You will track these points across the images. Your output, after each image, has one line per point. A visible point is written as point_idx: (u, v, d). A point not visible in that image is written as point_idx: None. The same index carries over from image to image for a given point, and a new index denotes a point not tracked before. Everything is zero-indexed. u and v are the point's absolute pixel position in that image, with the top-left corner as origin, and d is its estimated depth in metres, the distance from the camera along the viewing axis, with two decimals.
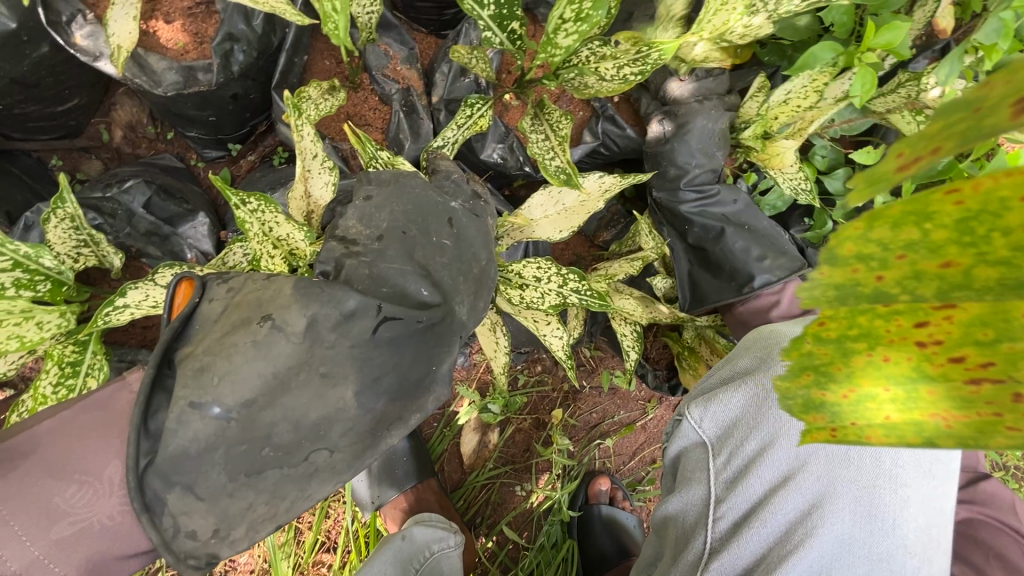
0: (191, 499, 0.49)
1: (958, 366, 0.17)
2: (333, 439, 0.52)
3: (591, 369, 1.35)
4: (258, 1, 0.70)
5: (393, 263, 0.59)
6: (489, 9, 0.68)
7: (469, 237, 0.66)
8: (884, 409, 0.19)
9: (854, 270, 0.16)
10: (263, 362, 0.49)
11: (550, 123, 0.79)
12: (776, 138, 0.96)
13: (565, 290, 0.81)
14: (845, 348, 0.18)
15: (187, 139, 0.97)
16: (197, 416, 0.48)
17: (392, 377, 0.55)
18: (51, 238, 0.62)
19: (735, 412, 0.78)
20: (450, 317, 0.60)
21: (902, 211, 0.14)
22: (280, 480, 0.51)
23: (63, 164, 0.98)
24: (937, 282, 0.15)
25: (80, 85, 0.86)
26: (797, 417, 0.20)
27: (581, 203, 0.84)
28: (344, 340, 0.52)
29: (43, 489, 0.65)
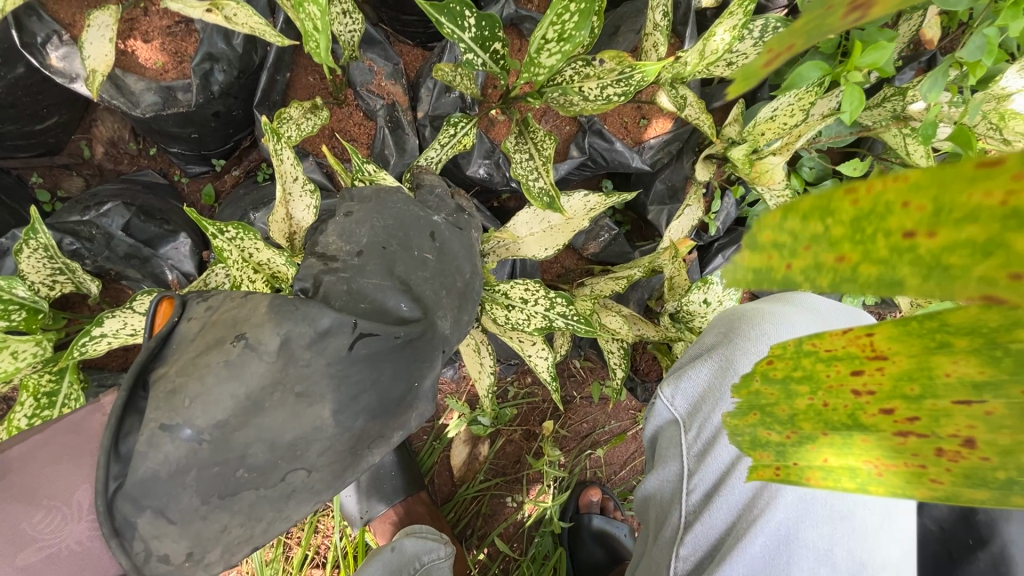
0: (163, 524, 0.47)
1: (887, 419, 0.18)
2: (310, 458, 0.50)
3: (582, 379, 1.35)
4: (236, 23, 0.69)
5: (372, 277, 0.57)
6: (470, 31, 0.67)
7: (451, 251, 0.65)
8: (821, 451, 0.20)
9: (767, 257, 0.13)
10: (235, 383, 0.48)
11: (533, 142, 0.78)
12: (763, 155, 0.94)
13: (552, 313, 0.81)
14: (789, 389, 0.20)
15: (170, 156, 0.96)
16: (169, 439, 0.47)
17: (372, 395, 0.53)
18: (23, 268, 0.61)
19: (702, 386, 0.76)
20: (429, 331, 0.58)
21: (814, 199, 0.13)
22: (256, 502, 0.49)
23: (43, 181, 0.97)
24: (832, 277, 0.14)
25: (59, 103, 0.85)
26: (747, 454, 0.22)
27: (566, 221, 0.84)
28: (319, 358, 0.50)
29: (9, 515, 0.65)
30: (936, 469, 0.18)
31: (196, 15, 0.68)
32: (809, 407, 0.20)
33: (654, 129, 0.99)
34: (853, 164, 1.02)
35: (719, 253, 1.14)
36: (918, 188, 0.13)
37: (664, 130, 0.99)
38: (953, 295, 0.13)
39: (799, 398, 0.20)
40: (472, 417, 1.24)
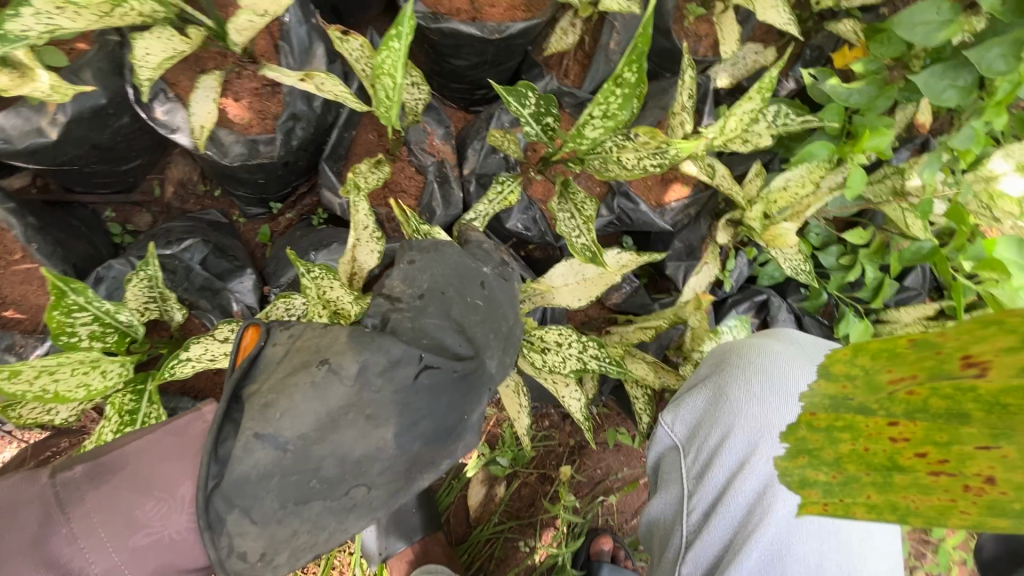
0: (247, 524, 0.49)
1: (922, 460, 0.30)
2: (372, 476, 0.51)
3: (597, 426, 1.39)
4: (323, 90, 0.80)
5: (433, 316, 0.59)
6: (530, 107, 0.77)
7: (499, 300, 0.64)
8: (866, 489, 0.31)
9: (843, 386, 0.32)
10: (318, 402, 0.50)
11: (574, 204, 0.86)
12: (776, 221, 1.04)
13: (585, 356, 0.87)
14: (831, 438, 0.33)
15: (233, 198, 1.05)
16: (261, 446, 0.48)
17: (428, 423, 0.54)
18: (129, 295, 0.66)
19: (698, 412, 0.79)
20: (482, 371, 0.58)
21: (879, 350, 0.31)
22: (323, 512, 0.50)
23: (116, 216, 1.05)
24: (908, 408, 0.30)
25: (145, 148, 0.94)
26: (798, 492, 0.34)
27: (600, 275, 0.88)
28: (388, 385, 0.52)
29: (124, 503, 0.61)
30: (959, 504, 0.28)
31: (291, 82, 0.78)
32: (851, 449, 0.32)
33: (674, 194, 1.08)
34: (857, 233, 1.13)
35: (733, 309, 1.20)
36: (950, 386, 0.29)
37: (684, 195, 1.09)
38: (953, 414, 0.29)
39: (842, 443, 0.32)
40: (491, 457, 1.28)
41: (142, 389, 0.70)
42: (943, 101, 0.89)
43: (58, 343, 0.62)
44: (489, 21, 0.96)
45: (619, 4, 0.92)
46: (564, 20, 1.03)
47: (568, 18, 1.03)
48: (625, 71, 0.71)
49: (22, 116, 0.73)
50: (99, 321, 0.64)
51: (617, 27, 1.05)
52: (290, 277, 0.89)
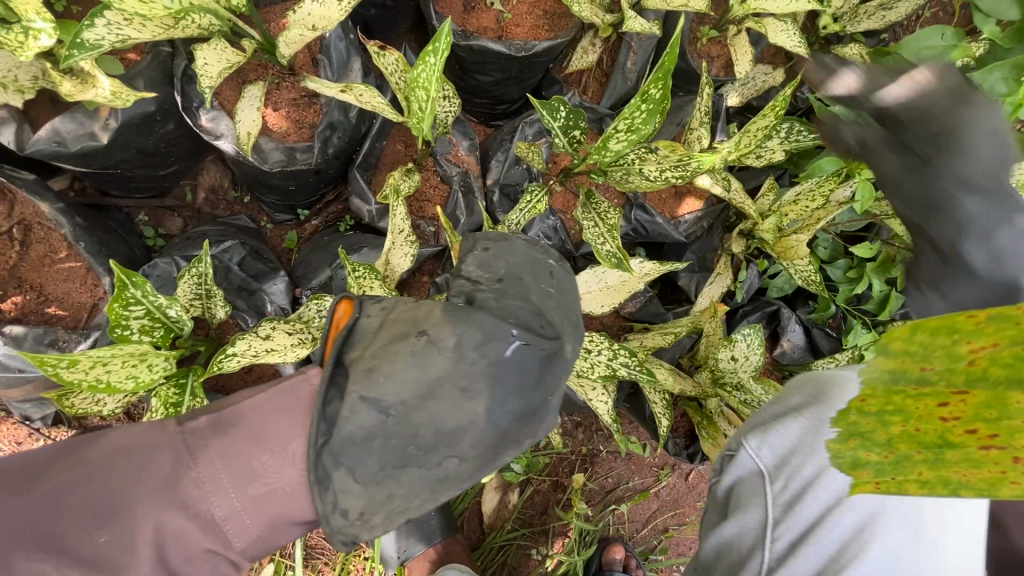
0: (350, 483, 0.54)
1: (972, 436, 0.26)
2: (463, 447, 0.55)
3: (609, 435, 1.40)
4: (362, 101, 0.84)
5: (516, 300, 0.63)
6: (559, 120, 0.82)
7: (570, 289, 0.67)
8: (919, 465, 0.27)
9: (901, 362, 0.27)
10: (418, 370, 0.55)
11: (598, 213, 0.89)
12: (787, 233, 1.08)
13: (615, 363, 0.84)
14: (882, 419, 0.28)
15: (262, 204, 1.09)
16: (367, 408, 0.54)
17: (517, 400, 0.57)
18: (180, 290, 0.69)
19: (794, 437, 0.67)
20: (566, 354, 0.62)
21: (938, 324, 0.27)
22: (418, 477, 0.55)
23: (149, 219, 1.08)
24: (967, 383, 0.26)
25: (183, 155, 0.97)
26: (848, 474, 0.29)
27: (622, 282, 0.92)
28: (482, 359, 0.56)
29: (241, 454, 0.56)
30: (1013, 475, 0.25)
31: (332, 94, 0.82)
32: (903, 429, 0.27)
33: (688, 207, 1.12)
34: (865, 246, 1.17)
35: (744, 319, 1.24)
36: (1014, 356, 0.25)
37: (696, 208, 1.12)
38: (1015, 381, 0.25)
39: (892, 424, 0.27)
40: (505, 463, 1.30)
41: (184, 383, 0.72)
42: None
43: (112, 336, 0.66)
44: (515, 39, 1.00)
45: (641, 25, 0.97)
46: (585, 39, 1.06)
47: (589, 38, 1.06)
48: (651, 87, 0.76)
49: (77, 121, 0.76)
50: (151, 316, 0.67)
51: (634, 47, 1.09)
52: (321, 279, 0.92)
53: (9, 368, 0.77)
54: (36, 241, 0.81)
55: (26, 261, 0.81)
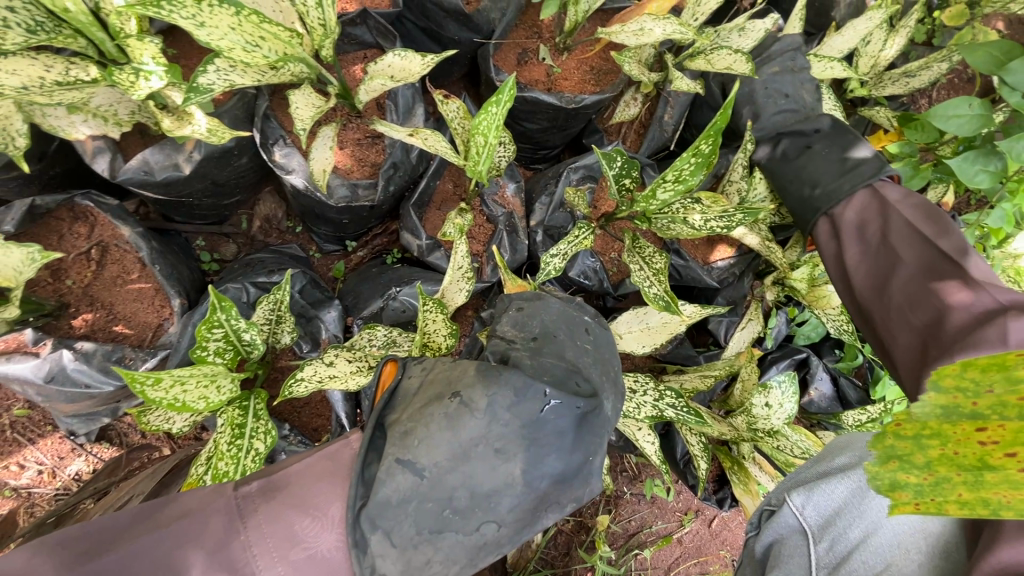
0: (388, 548, 0.50)
1: (1011, 457, 0.30)
2: (501, 512, 0.52)
3: (633, 476, 1.40)
4: (426, 144, 0.89)
5: (550, 357, 0.64)
6: (615, 168, 0.92)
7: (606, 345, 0.71)
8: (958, 488, 0.32)
9: (955, 396, 0.32)
10: (451, 433, 0.52)
11: (643, 257, 0.94)
12: (820, 284, 1.12)
13: (661, 404, 0.85)
14: (920, 441, 0.34)
15: (313, 234, 1.14)
16: (401, 471, 0.51)
17: (556, 460, 0.54)
18: (256, 314, 0.74)
19: (839, 501, 0.70)
20: (596, 411, 0.59)
21: (988, 362, 0.31)
22: (456, 545, 0.51)
23: (205, 244, 1.13)
24: (1018, 410, 0.30)
25: (246, 186, 1.03)
26: (888, 495, 0.35)
27: (664, 323, 0.94)
28: (516, 420, 0.53)
29: (283, 518, 0.55)
30: None
31: (400, 137, 0.87)
32: (940, 453, 0.33)
33: (720, 254, 1.15)
34: None
35: (772, 365, 1.25)
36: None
37: (729, 255, 1.15)
38: None
39: (932, 448, 0.33)
40: None
41: (246, 405, 0.75)
42: (975, 182, 0.98)
43: (190, 357, 0.69)
44: (564, 91, 1.06)
45: (687, 84, 1.03)
46: (628, 94, 1.12)
47: (632, 92, 1.11)
48: (702, 142, 0.81)
49: (165, 153, 0.82)
50: (227, 338, 0.70)
51: (672, 102, 1.16)
52: (373, 308, 0.95)
53: (75, 384, 0.79)
54: (110, 262, 0.85)
55: (99, 280, 0.85)
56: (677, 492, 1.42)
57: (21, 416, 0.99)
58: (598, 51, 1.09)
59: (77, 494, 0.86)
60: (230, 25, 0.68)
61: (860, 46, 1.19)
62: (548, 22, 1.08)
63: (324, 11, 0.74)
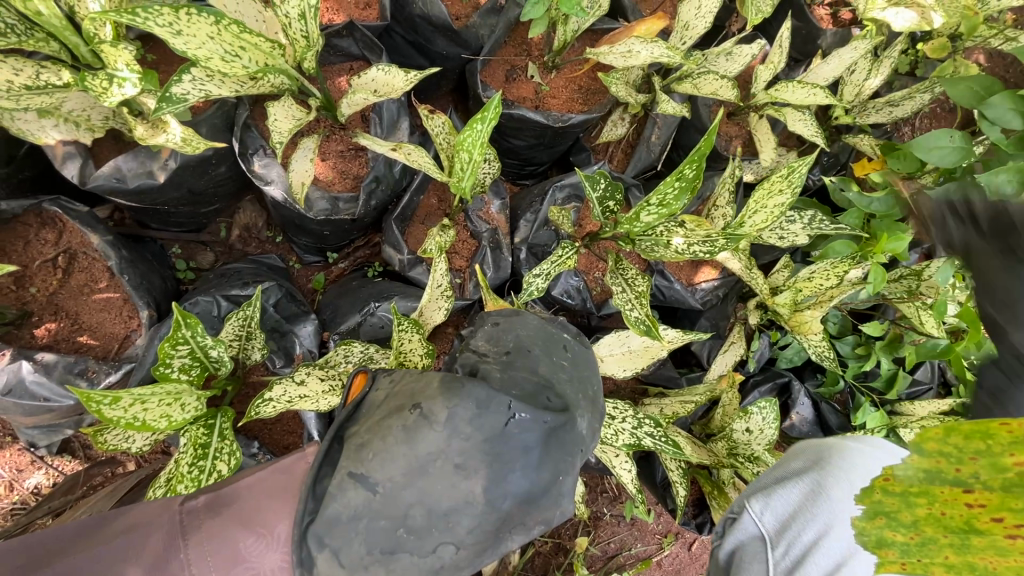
0: (335, 567, 0.49)
1: (997, 523, 0.30)
2: (459, 533, 0.50)
3: (614, 497, 1.38)
4: (409, 159, 0.88)
5: (521, 370, 0.63)
6: (598, 191, 0.92)
7: (584, 361, 0.69)
8: (944, 549, 0.31)
9: (939, 461, 0.32)
10: (408, 447, 0.51)
11: (626, 279, 0.93)
12: (802, 310, 1.12)
13: (639, 432, 0.84)
14: (909, 499, 0.33)
15: (293, 244, 1.12)
16: (354, 486, 0.50)
17: (520, 478, 0.52)
18: (225, 330, 0.72)
19: (796, 505, 0.64)
20: (568, 433, 0.57)
21: (971, 429, 0.31)
22: (410, 567, 0.49)
23: (181, 252, 1.10)
24: (1006, 480, 0.30)
25: (224, 195, 1.00)
26: (873, 553, 0.33)
27: (646, 347, 0.93)
28: (478, 433, 0.51)
29: (227, 535, 0.54)
30: None
31: (382, 151, 0.86)
32: (927, 513, 0.32)
33: (704, 276, 1.15)
34: (875, 325, 1.20)
35: (754, 389, 1.24)
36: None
37: (714, 276, 1.15)
38: None
39: (918, 506, 0.32)
40: None
41: (212, 424, 0.72)
42: None
43: (154, 374, 0.66)
44: (552, 109, 1.06)
45: (674, 107, 1.03)
46: (616, 114, 1.12)
47: (620, 111, 1.11)
48: (687, 167, 0.80)
49: (138, 160, 0.79)
50: (193, 355, 0.68)
51: (660, 123, 1.16)
52: (350, 324, 0.93)
53: (33, 397, 0.76)
54: (78, 270, 0.83)
55: (65, 289, 0.82)
56: (657, 514, 1.41)
57: None
58: (587, 70, 1.08)
59: (33, 512, 0.83)
60: (209, 34, 0.67)
61: (845, 74, 1.21)
62: (538, 41, 1.08)
63: (306, 24, 0.73)
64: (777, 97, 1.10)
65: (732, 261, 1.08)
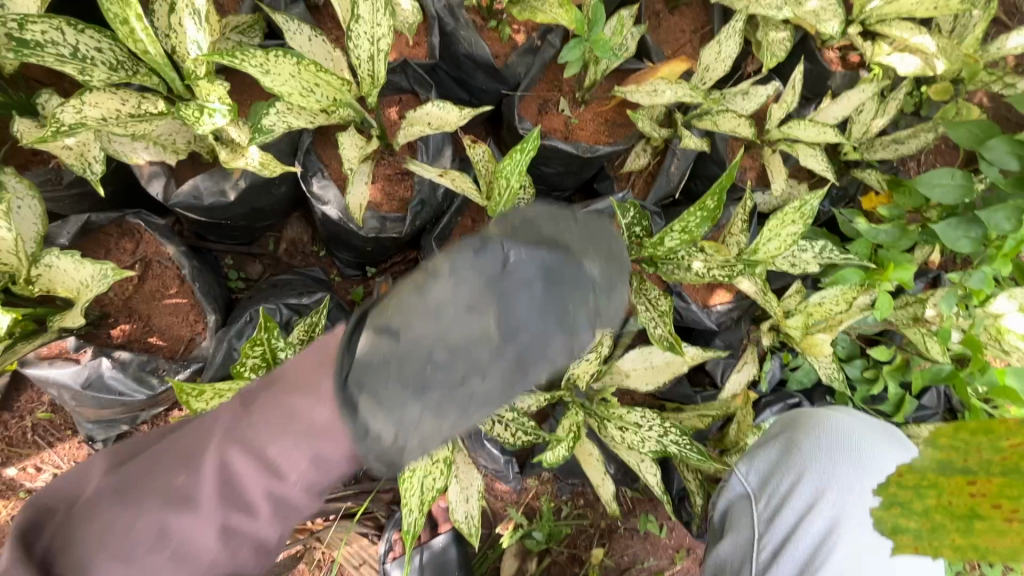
0: (372, 406, 0.52)
1: (990, 505, 0.53)
2: (483, 363, 0.56)
3: (627, 510, 1.42)
4: (455, 184, 0.96)
5: (523, 232, 0.64)
6: (627, 217, 0.99)
7: (595, 226, 0.69)
8: (952, 535, 0.53)
9: (949, 456, 0.58)
10: (421, 295, 0.56)
11: (649, 300, 0.99)
12: (813, 333, 1.19)
13: (665, 440, 0.90)
14: (918, 491, 0.57)
15: (336, 259, 1.20)
16: (371, 336, 0.54)
17: (529, 312, 0.59)
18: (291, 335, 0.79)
19: (772, 462, 0.86)
20: (577, 266, 0.63)
21: (949, 431, 0.58)
22: (445, 398, 0.55)
23: (232, 263, 1.19)
24: (985, 485, 0.54)
25: (278, 212, 1.09)
26: (898, 539, 0.56)
27: (667, 364, 0.98)
28: (480, 276, 0.58)
29: (287, 401, 0.53)
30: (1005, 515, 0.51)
31: (430, 176, 0.94)
32: (933, 503, 0.55)
33: (719, 298, 1.22)
34: (881, 350, 1.26)
35: (767, 409, 1.30)
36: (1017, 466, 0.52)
37: (727, 299, 1.22)
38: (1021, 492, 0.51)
39: (928, 497, 0.56)
40: (527, 530, 1.33)
41: None
42: (957, 247, 1.07)
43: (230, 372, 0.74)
44: (580, 141, 1.14)
45: (696, 142, 1.11)
46: (638, 146, 1.19)
47: (643, 145, 1.18)
48: (711, 197, 0.89)
49: (213, 180, 0.88)
50: (263, 357, 0.75)
51: (678, 155, 1.22)
52: None
53: (110, 391, 0.84)
54: (152, 277, 0.90)
55: (139, 294, 0.90)
56: (670, 529, 1.44)
57: (43, 419, 1.03)
58: (613, 106, 1.17)
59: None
60: (292, 72, 0.76)
61: (853, 114, 1.29)
62: (568, 78, 1.17)
63: (374, 63, 0.81)
64: (790, 134, 1.18)
65: (747, 285, 1.15)
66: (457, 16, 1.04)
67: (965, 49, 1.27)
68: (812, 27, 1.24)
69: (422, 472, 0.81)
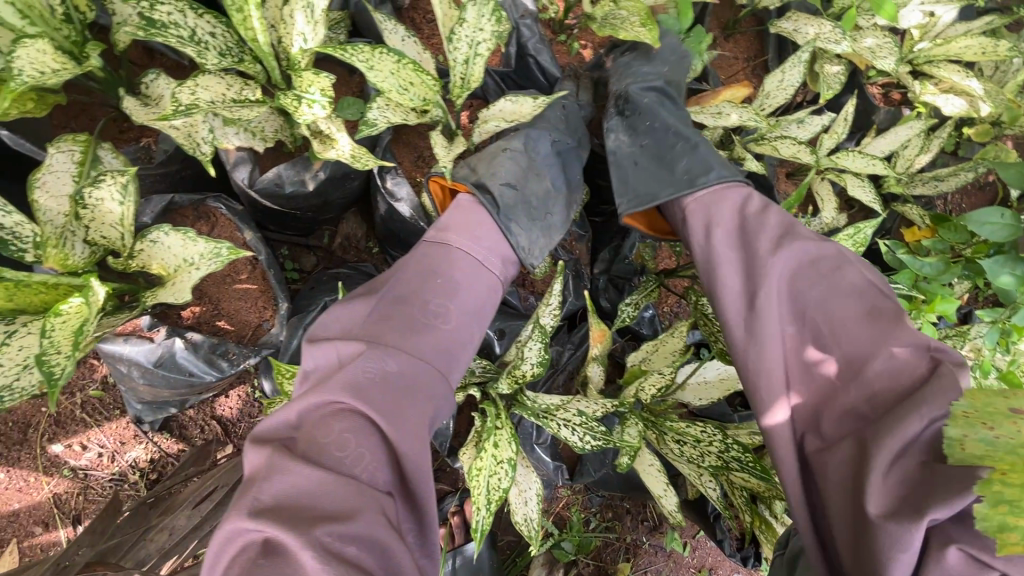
0: (519, 230, 0.90)
1: None
2: (558, 208, 0.96)
3: (654, 526, 1.42)
4: None
5: (546, 124, 0.97)
6: None
7: (575, 114, 1.03)
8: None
9: None
10: (512, 163, 0.92)
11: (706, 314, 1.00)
12: None
13: (727, 456, 0.89)
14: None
15: (390, 257, 1.21)
16: (492, 186, 0.90)
17: (573, 167, 0.99)
18: None
19: None
20: (580, 151, 1.00)
21: None
22: (546, 229, 0.93)
23: (288, 254, 1.19)
24: None
25: (341, 206, 1.10)
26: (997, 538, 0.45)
27: (722, 379, 0.99)
28: (546, 144, 0.96)
29: (461, 244, 0.85)
30: None
31: None
32: None
33: None
34: None
35: None
36: None
37: None
38: None
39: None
40: (557, 539, 1.33)
41: None
42: (1002, 283, 1.08)
43: None
44: None
45: (753, 165, 1.14)
46: None
47: None
48: None
49: (295, 169, 0.89)
50: None
51: None
52: None
53: (181, 371, 0.85)
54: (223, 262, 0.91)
55: (211, 278, 0.90)
56: (694, 547, 1.44)
57: (94, 397, 1.03)
58: None
59: (174, 476, 0.92)
60: (391, 70, 0.78)
61: (898, 149, 1.32)
62: None
63: (468, 67, 0.83)
64: (839, 164, 1.21)
65: None
66: (533, 27, 1.07)
67: (1008, 93, 1.31)
68: (864, 62, 1.27)
69: (488, 471, 0.82)
